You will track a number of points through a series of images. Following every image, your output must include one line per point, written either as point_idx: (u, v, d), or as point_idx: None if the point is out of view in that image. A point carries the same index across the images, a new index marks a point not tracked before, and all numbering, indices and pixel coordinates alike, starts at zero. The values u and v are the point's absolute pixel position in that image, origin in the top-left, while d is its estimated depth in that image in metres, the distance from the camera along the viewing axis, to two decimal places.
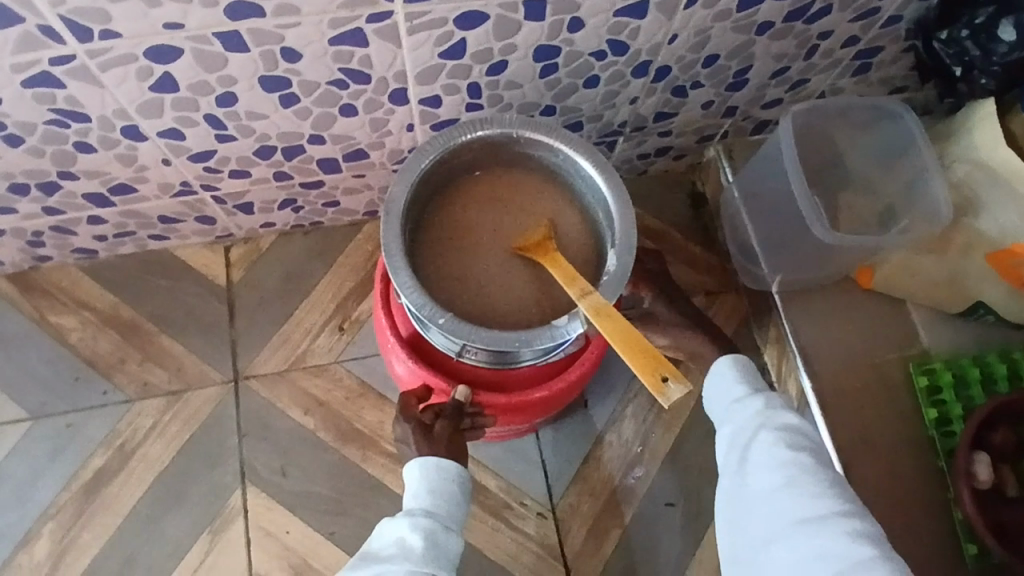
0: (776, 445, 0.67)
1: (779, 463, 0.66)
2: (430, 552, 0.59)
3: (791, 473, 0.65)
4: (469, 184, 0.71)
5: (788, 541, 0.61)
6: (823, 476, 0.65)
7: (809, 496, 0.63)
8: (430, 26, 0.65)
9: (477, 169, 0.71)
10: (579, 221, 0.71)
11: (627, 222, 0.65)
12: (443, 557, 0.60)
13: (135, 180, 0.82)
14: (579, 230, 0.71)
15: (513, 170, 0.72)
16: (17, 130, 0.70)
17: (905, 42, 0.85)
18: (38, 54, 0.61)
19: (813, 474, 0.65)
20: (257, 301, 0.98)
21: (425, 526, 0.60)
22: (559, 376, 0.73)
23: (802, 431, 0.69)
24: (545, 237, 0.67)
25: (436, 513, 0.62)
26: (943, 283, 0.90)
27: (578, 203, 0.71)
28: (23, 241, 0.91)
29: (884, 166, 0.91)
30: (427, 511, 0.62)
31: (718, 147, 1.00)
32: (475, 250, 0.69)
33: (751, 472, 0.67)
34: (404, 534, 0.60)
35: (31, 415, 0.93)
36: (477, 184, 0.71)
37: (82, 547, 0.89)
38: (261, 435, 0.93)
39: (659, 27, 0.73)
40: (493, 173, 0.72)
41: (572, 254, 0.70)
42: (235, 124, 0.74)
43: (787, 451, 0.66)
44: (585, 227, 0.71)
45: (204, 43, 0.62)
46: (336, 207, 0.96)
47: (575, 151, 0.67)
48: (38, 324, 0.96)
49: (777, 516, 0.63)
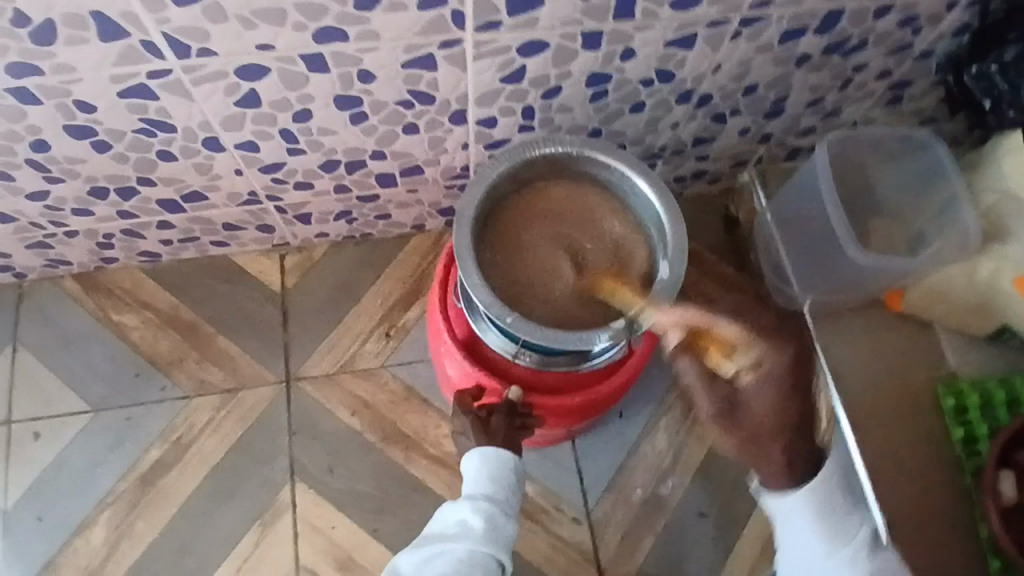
0: (811, 522, 0.70)
1: (805, 528, 0.71)
2: (490, 534, 0.63)
3: (816, 533, 0.70)
4: (534, 191, 0.76)
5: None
6: (851, 532, 0.70)
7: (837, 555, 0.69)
8: (494, 53, 0.70)
9: (541, 179, 0.76)
10: (631, 230, 0.76)
11: (680, 235, 0.71)
12: (501, 540, 0.64)
13: (207, 188, 0.88)
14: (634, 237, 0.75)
15: (569, 184, 0.76)
16: (107, 137, 0.77)
17: (936, 76, 0.90)
18: (137, 67, 0.67)
19: (841, 533, 0.70)
20: (310, 307, 1.03)
21: (487, 510, 0.64)
22: (605, 379, 0.77)
23: (840, 507, 0.71)
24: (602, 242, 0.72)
25: (498, 498, 0.65)
26: (973, 309, 0.93)
27: (631, 214, 0.76)
28: (95, 242, 0.97)
29: (913, 195, 0.95)
30: (489, 495, 0.65)
31: (752, 171, 1.04)
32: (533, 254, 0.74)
33: (789, 536, 0.73)
34: (466, 514, 0.64)
35: (93, 408, 0.99)
36: (535, 199, 0.76)
37: (137, 534, 0.94)
38: (310, 434, 0.98)
39: (704, 58, 0.78)
40: (554, 182, 0.76)
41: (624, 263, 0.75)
42: (307, 139, 0.80)
43: (816, 520, 0.70)
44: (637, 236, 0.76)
45: (289, 63, 0.68)
46: (387, 220, 1.01)
47: (632, 170, 0.72)
48: (103, 322, 1.02)
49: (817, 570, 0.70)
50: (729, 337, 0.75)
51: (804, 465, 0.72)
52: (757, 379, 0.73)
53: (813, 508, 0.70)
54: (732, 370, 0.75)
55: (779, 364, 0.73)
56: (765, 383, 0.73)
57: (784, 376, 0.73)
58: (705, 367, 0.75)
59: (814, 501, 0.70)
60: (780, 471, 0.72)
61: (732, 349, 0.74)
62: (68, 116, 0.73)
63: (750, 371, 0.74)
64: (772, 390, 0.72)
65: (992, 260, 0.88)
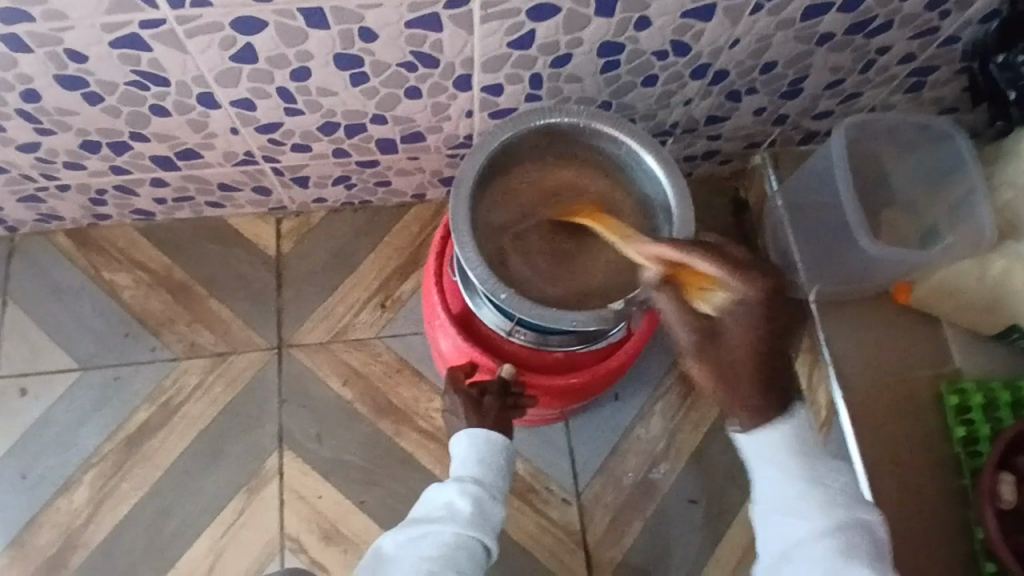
0: (781, 467, 0.59)
1: (768, 463, 0.60)
2: (477, 518, 0.62)
3: (782, 474, 0.59)
4: (534, 168, 0.73)
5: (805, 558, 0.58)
6: (831, 484, 0.59)
7: (811, 498, 0.59)
8: (503, 16, 0.67)
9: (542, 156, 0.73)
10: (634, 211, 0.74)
11: (687, 215, 0.68)
12: (488, 524, 0.62)
13: (201, 146, 0.85)
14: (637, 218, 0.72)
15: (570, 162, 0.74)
16: (98, 88, 0.74)
17: (961, 63, 0.87)
18: (129, 16, 0.64)
19: (813, 477, 0.59)
20: (304, 274, 1.01)
21: (475, 493, 0.63)
22: (603, 361, 0.75)
23: (816, 452, 0.60)
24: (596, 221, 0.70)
25: (486, 481, 0.64)
26: (983, 305, 0.90)
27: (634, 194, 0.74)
28: (87, 197, 0.94)
29: (929, 186, 0.92)
30: (477, 478, 0.63)
31: (764, 154, 1.01)
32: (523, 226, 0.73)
33: (758, 474, 0.61)
34: (452, 496, 0.62)
35: (81, 366, 0.97)
36: (539, 169, 0.73)
37: (122, 494, 0.93)
38: (300, 402, 0.96)
39: (722, 31, 0.74)
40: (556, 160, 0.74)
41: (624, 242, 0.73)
42: (305, 99, 0.77)
43: (791, 459, 0.59)
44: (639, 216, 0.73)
45: (288, 17, 0.65)
46: (386, 187, 0.98)
47: (640, 144, 0.70)
48: (93, 280, 1.00)
49: (789, 529, 0.59)
50: (711, 273, 0.54)
51: (771, 397, 0.57)
52: (735, 322, 0.54)
53: (786, 443, 0.58)
54: (714, 307, 0.54)
55: (745, 297, 0.53)
56: (745, 323, 0.53)
57: (767, 313, 0.52)
58: (691, 314, 0.56)
59: (792, 441, 0.59)
60: (753, 410, 0.58)
61: (710, 285, 0.54)
62: (57, 64, 0.70)
63: (724, 311, 0.54)
64: (750, 324, 0.53)
65: (1005, 258, 0.86)
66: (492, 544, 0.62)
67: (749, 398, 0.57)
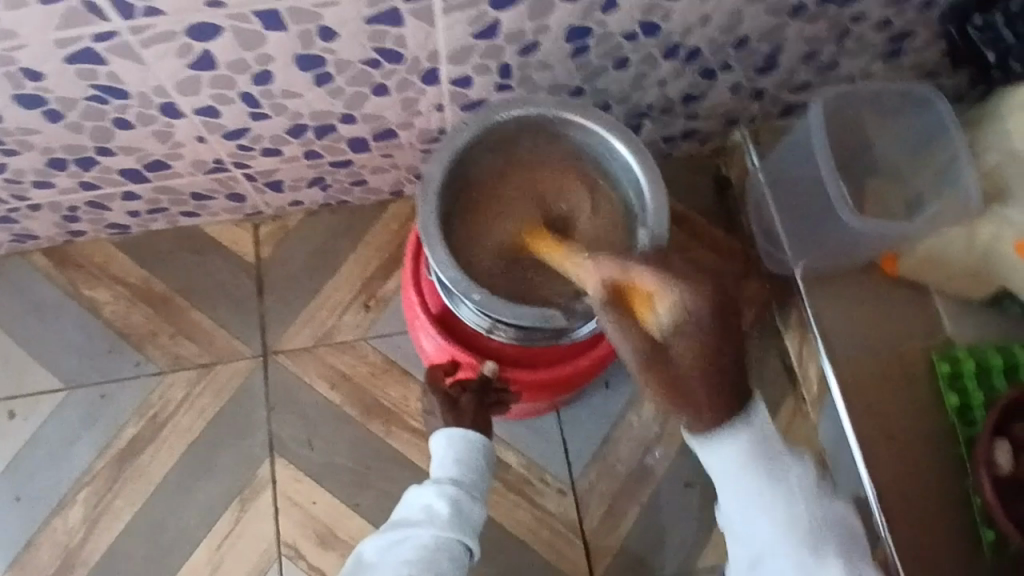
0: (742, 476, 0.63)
1: (735, 475, 0.63)
2: (457, 518, 0.63)
3: (749, 484, 0.63)
4: (503, 163, 0.73)
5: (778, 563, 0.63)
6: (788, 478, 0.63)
7: (780, 501, 0.63)
8: (465, 7, 0.65)
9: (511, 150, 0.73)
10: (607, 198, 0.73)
11: (659, 200, 0.68)
12: (468, 523, 0.63)
13: (169, 156, 0.83)
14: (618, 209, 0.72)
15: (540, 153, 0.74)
16: (58, 105, 0.72)
17: (939, 27, 0.85)
18: (81, 30, 0.62)
19: (775, 476, 0.63)
20: (285, 279, 1.00)
21: (453, 494, 0.63)
22: (587, 353, 0.75)
23: (775, 454, 0.63)
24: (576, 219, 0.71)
25: (464, 481, 0.65)
26: (971, 271, 0.89)
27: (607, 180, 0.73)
28: (59, 215, 0.93)
29: (912, 154, 0.91)
30: (454, 479, 0.64)
31: (744, 130, 0.99)
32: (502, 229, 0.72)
33: (723, 485, 0.65)
34: (431, 498, 0.63)
35: (66, 385, 0.96)
36: (509, 164, 0.73)
37: (116, 512, 0.93)
38: (288, 408, 0.95)
39: (692, 9, 0.73)
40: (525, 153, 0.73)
41: (598, 231, 0.73)
42: (270, 103, 0.76)
43: (747, 462, 0.62)
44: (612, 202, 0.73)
45: (243, 21, 0.63)
46: (363, 185, 0.96)
47: (608, 131, 0.69)
48: (73, 297, 0.99)
49: (757, 531, 0.64)
50: (654, 287, 0.57)
51: (724, 398, 0.59)
52: (677, 332, 0.56)
53: (745, 451, 0.61)
54: (663, 321, 0.57)
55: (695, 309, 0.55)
56: (687, 333, 0.56)
57: (705, 319, 0.55)
58: (640, 334, 0.58)
59: (747, 458, 0.62)
60: (716, 409, 0.60)
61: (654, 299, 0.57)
62: (12, 83, 0.68)
63: (672, 322, 0.57)
64: (695, 333, 0.56)
65: (993, 223, 0.85)
66: (474, 542, 0.63)
67: (707, 405, 0.59)
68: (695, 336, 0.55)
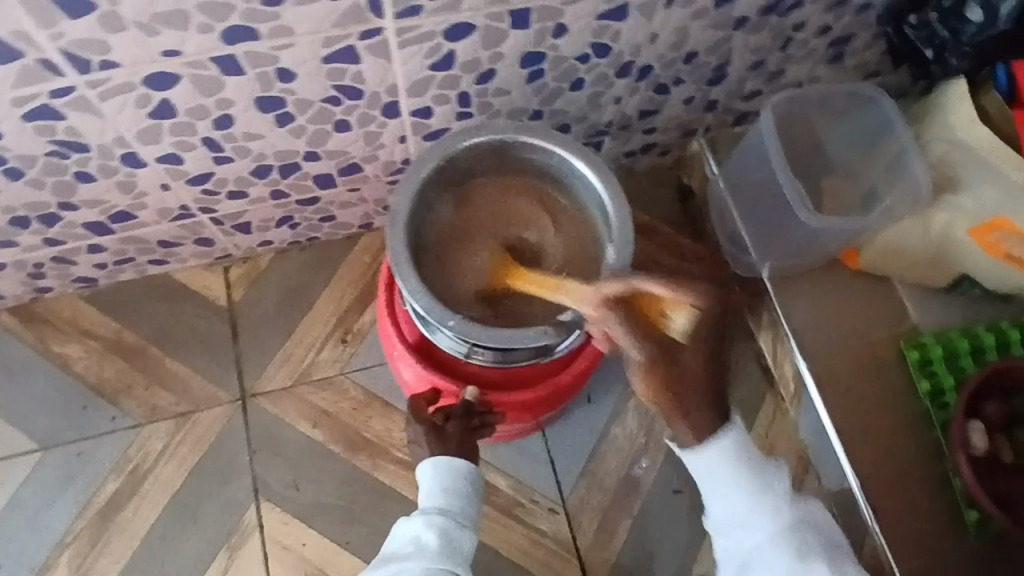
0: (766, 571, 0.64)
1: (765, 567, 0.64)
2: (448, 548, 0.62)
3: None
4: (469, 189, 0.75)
5: (767, 561, 0.64)
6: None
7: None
8: (419, 40, 0.67)
9: (476, 174, 0.75)
10: (572, 216, 0.75)
11: (625, 219, 0.69)
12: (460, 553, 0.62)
13: (134, 206, 0.83)
14: (549, 187, 0.75)
15: (502, 176, 0.75)
16: (17, 164, 0.72)
17: (878, 28, 0.89)
18: (38, 87, 0.62)
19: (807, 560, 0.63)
20: (259, 320, 0.99)
21: (441, 524, 0.63)
22: (565, 371, 0.76)
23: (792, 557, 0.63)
24: (522, 278, 0.71)
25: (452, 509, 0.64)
26: (929, 259, 0.93)
27: (570, 199, 0.75)
28: (24, 273, 0.91)
29: (865, 151, 0.94)
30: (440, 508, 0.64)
31: (701, 140, 1.02)
32: (470, 265, 0.73)
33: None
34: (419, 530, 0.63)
35: (41, 446, 0.94)
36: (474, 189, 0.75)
37: (100, 571, 0.90)
38: (271, 450, 0.94)
39: (639, 29, 0.75)
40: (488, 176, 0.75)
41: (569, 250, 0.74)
42: (233, 146, 0.76)
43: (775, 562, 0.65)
44: (578, 219, 0.75)
45: (201, 68, 0.64)
46: (332, 221, 0.97)
47: (570, 153, 0.71)
48: (42, 355, 0.97)
49: (743, 539, 0.66)
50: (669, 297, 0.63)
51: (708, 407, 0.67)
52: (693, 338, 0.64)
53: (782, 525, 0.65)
54: (680, 325, 0.64)
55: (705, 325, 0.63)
56: (699, 343, 0.65)
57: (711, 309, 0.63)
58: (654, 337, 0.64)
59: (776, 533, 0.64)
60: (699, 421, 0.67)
61: (672, 309, 0.63)
62: None
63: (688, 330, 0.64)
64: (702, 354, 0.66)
65: (946, 211, 0.88)
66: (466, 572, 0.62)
67: (696, 410, 0.66)
68: (700, 348, 0.66)
